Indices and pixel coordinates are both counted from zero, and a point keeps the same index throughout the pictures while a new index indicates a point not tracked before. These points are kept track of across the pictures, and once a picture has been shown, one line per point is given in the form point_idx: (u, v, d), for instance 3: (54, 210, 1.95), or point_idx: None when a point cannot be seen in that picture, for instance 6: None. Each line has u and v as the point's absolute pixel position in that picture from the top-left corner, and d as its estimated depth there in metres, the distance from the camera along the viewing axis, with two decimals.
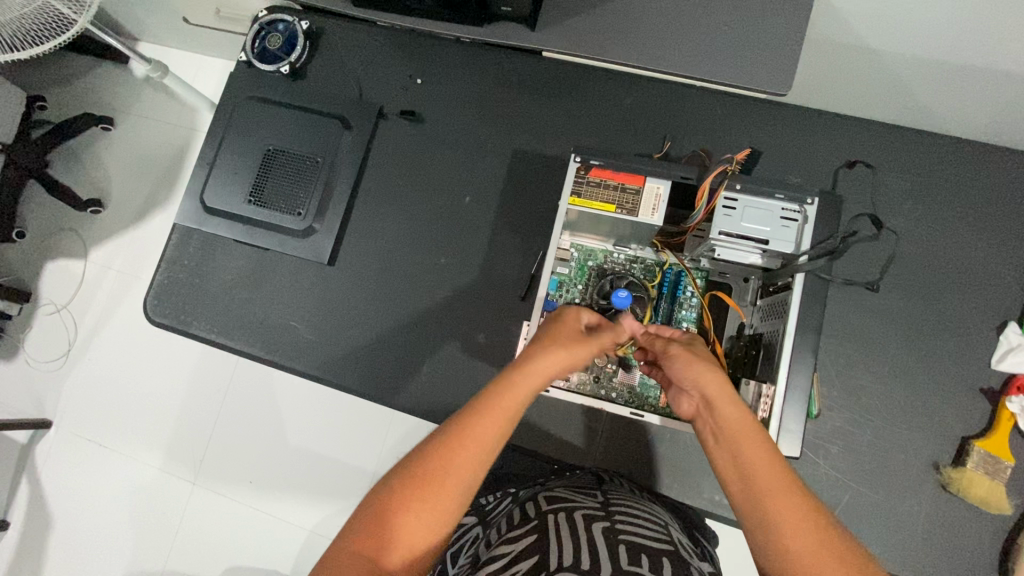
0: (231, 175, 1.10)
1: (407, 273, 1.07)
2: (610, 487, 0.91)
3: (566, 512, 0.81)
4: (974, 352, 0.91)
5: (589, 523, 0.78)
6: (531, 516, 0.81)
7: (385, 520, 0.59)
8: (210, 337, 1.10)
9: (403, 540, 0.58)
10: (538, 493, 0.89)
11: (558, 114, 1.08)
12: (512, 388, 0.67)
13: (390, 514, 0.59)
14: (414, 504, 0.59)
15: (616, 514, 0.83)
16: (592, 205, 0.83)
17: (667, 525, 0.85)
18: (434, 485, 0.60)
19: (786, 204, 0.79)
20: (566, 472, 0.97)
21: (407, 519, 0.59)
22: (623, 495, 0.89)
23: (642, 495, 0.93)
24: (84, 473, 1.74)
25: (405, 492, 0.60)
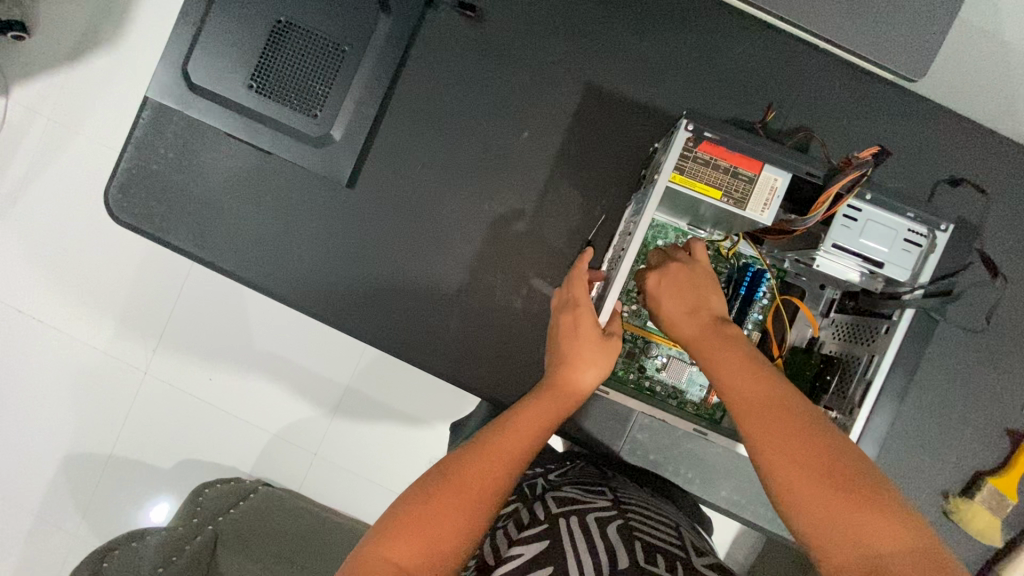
0: (229, 48, 0.86)
1: (441, 213, 0.91)
2: (618, 485, 0.87)
3: (578, 514, 0.76)
4: (1013, 395, 0.90)
5: (605, 528, 0.74)
6: (541, 517, 0.76)
7: (420, 524, 0.60)
8: (191, 252, 0.91)
9: (433, 538, 0.60)
10: (546, 491, 0.83)
11: (652, 50, 0.88)
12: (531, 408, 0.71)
13: (418, 516, 0.61)
14: (442, 502, 0.62)
15: (629, 513, 0.78)
16: (696, 186, 0.70)
17: (677, 525, 0.82)
18: (462, 489, 0.63)
19: (914, 225, 0.69)
20: (569, 468, 0.91)
21: (437, 525, 0.61)
22: (633, 495, 0.85)
23: (651, 492, 0.89)
24: (13, 351, 1.54)
25: (441, 494, 0.63)
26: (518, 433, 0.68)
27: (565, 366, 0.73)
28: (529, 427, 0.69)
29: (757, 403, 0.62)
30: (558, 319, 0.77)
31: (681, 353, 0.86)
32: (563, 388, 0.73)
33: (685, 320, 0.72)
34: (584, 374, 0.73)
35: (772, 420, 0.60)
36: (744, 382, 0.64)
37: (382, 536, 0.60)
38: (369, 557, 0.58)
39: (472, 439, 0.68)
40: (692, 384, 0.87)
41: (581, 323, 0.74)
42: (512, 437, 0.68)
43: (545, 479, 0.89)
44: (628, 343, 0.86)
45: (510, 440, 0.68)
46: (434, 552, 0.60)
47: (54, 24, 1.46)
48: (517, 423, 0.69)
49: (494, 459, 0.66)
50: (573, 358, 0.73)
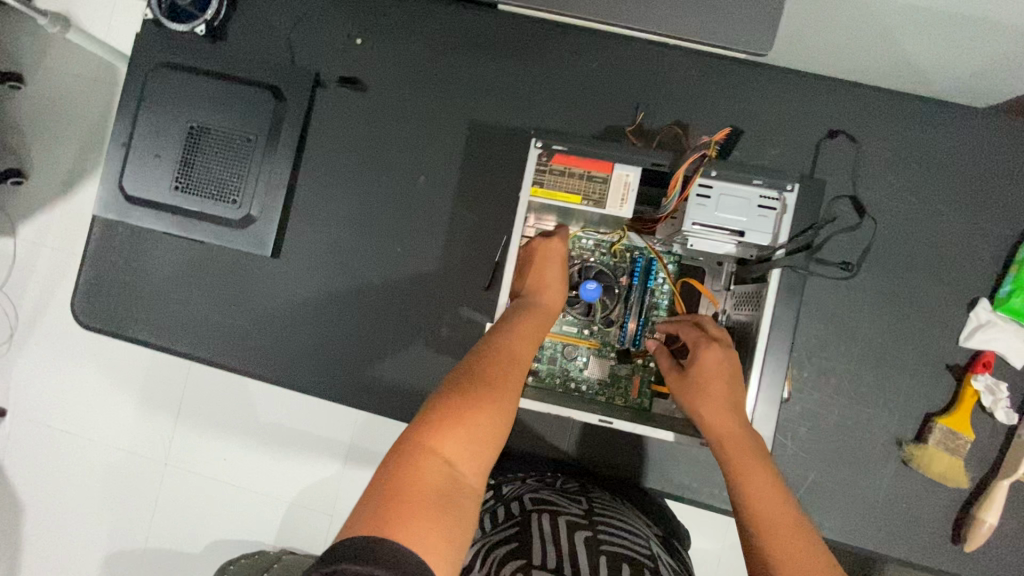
0: (153, 159, 0.99)
1: (361, 263, 0.99)
2: (596, 496, 0.86)
3: (549, 512, 0.76)
4: (944, 331, 0.89)
5: (570, 527, 0.73)
6: (513, 514, 0.77)
7: (464, 416, 0.57)
8: (150, 341, 1.01)
9: (479, 435, 0.57)
10: (524, 491, 0.85)
11: (518, 81, 0.96)
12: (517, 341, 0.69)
13: (434, 446, 0.54)
14: (454, 432, 0.56)
15: (597, 519, 0.77)
16: (557, 196, 0.75)
17: (650, 538, 0.79)
18: (473, 414, 0.57)
19: (764, 191, 0.72)
20: (551, 475, 0.93)
21: (479, 422, 0.57)
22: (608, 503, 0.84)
23: (628, 507, 0.87)
24: (48, 460, 1.67)
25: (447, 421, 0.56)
26: (528, 345, 0.68)
27: (543, 295, 0.76)
28: (535, 340, 0.69)
29: (786, 525, 0.58)
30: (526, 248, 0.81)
31: (603, 349, 0.89)
32: (547, 312, 0.74)
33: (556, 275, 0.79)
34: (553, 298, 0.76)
35: (798, 546, 0.56)
36: (773, 498, 0.61)
37: (422, 431, 0.55)
38: (416, 454, 0.53)
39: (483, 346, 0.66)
40: (618, 378, 0.89)
41: (547, 254, 0.78)
42: (523, 346, 0.68)
43: (524, 480, 0.90)
44: (549, 350, 0.89)
45: (524, 352, 0.67)
46: (479, 450, 0.56)
47: (42, 163, 1.63)
48: (525, 334, 0.69)
49: (514, 365, 0.65)
50: (547, 285, 0.77)
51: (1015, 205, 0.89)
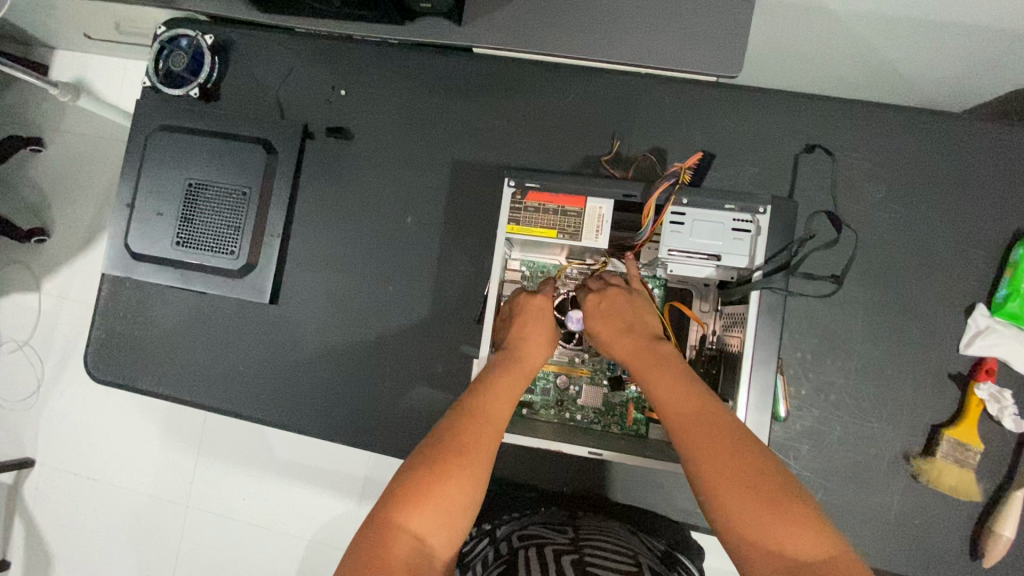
0: (154, 217, 1.03)
1: (356, 303, 1.01)
2: (584, 524, 0.84)
3: (537, 547, 0.74)
4: (943, 339, 0.87)
5: (558, 557, 0.71)
6: (502, 553, 0.74)
7: (431, 491, 0.59)
8: (158, 391, 1.04)
9: (445, 504, 0.59)
10: (512, 530, 0.82)
11: (497, 119, 0.99)
12: (494, 395, 0.70)
13: (397, 525, 0.57)
14: (420, 505, 0.58)
15: (586, 547, 0.75)
16: (534, 231, 0.76)
17: (639, 553, 0.77)
18: (437, 486, 0.59)
19: (737, 214, 0.74)
20: (540, 510, 0.90)
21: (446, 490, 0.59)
22: (597, 528, 0.83)
23: (622, 529, 0.85)
24: (74, 507, 1.71)
25: (412, 496, 0.58)
26: (499, 399, 0.70)
27: (518, 346, 0.77)
28: (508, 393, 0.71)
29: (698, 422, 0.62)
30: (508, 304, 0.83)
31: (595, 377, 0.89)
32: (523, 363, 0.75)
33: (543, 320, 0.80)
34: (534, 354, 0.77)
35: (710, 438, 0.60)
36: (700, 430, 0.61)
37: (392, 505, 0.58)
38: (384, 531, 0.56)
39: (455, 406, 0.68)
40: (612, 405, 0.89)
41: (528, 311, 0.80)
42: (495, 404, 0.69)
43: (515, 518, 0.88)
44: (542, 381, 0.90)
45: (494, 407, 0.69)
46: (448, 518, 0.59)
47: (61, 221, 1.71)
48: (497, 389, 0.71)
49: (484, 423, 0.66)
50: (523, 335, 0.78)
51: (1006, 207, 0.88)
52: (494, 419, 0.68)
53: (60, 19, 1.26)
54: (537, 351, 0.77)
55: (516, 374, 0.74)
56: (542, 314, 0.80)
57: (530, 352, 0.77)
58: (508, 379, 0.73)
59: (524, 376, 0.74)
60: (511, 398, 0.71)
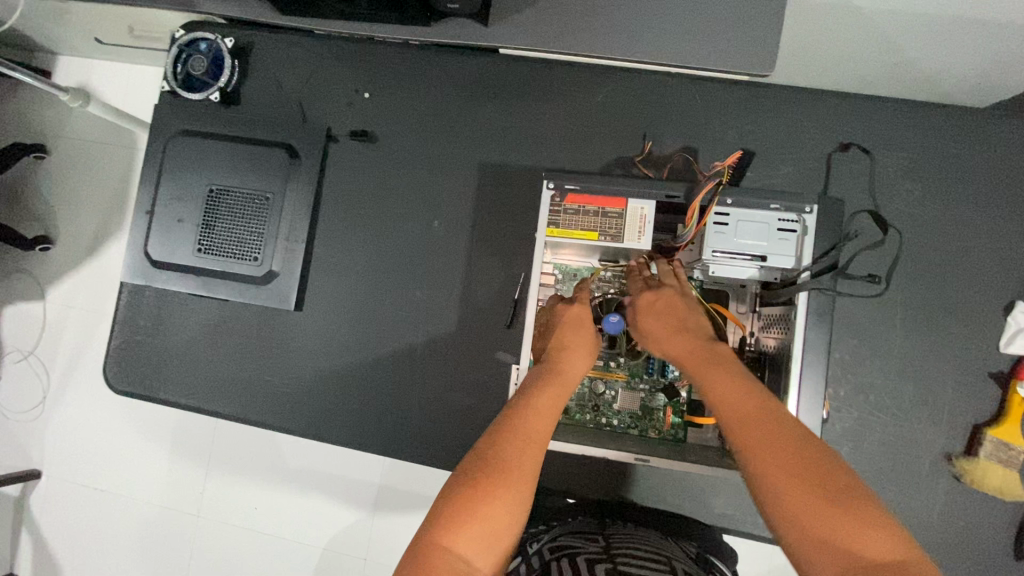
0: (175, 224, 1.01)
1: (382, 309, 0.99)
2: (613, 531, 0.81)
3: (569, 559, 0.70)
4: (983, 337, 0.86)
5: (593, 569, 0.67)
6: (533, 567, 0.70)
7: (473, 509, 0.57)
8: (180, 401, 1.02)
9: (489, 526, 0.57)
10: (540, 541, 0.79)
11: (525, 120, 0.97)
12: (534, 409, 0.68)
13: (438, 546, 0.55)
14: (462, 525, 0.56)
15: (620, 558, 0.71)
16: (574, 235, 0.75)
17: (674, 559, 0.74)
18: (479, 505, 0.57)
19: (783, 214, 0.72)
20: (567, 518, 0.87)
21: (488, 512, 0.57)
22: (628, 537, 0.79)
23: (652, 534, 0.82)
24: (84, 520, 1.68)
25: (453, 515, 0.57)
26: (539, 415, 0.67)
27: (557, 358, 0.75)
28: (548, 409, 0.68)
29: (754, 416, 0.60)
30: (543, 319, 0.82)
31: (631, 381, 0.88)
32: (563, 376, 0.73)
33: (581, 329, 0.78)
34: (574, 364, 0.75)
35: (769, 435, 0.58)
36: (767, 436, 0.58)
37: (435, 525, 0.56)
38: (426, 555, 0.54)
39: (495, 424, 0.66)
40: (649, 410, 0.88)
41: (565, 323, 0.78)
42: (535, 421, 0.67)
43: (540, 528, 0.84)
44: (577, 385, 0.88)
45: (536, 422, 0.66)
46: (491, 540, 0.56)
47: (68, 229, 1.68)
48: (536, 405, 0.68)
49: (527, 440, 0.64)
50: (562, 347, 0.76)
51: None
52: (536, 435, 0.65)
53: (71, 24, 1.24)
54: (577, 361, 0.75)
55: (555, 386, 0.71)
56: (580, 322, 0.78)
57: (570, 361, 0.75)
58: (548, 392, 0.70)
59: (565, 388, 0.72)
60: (552, 411, 0.69)
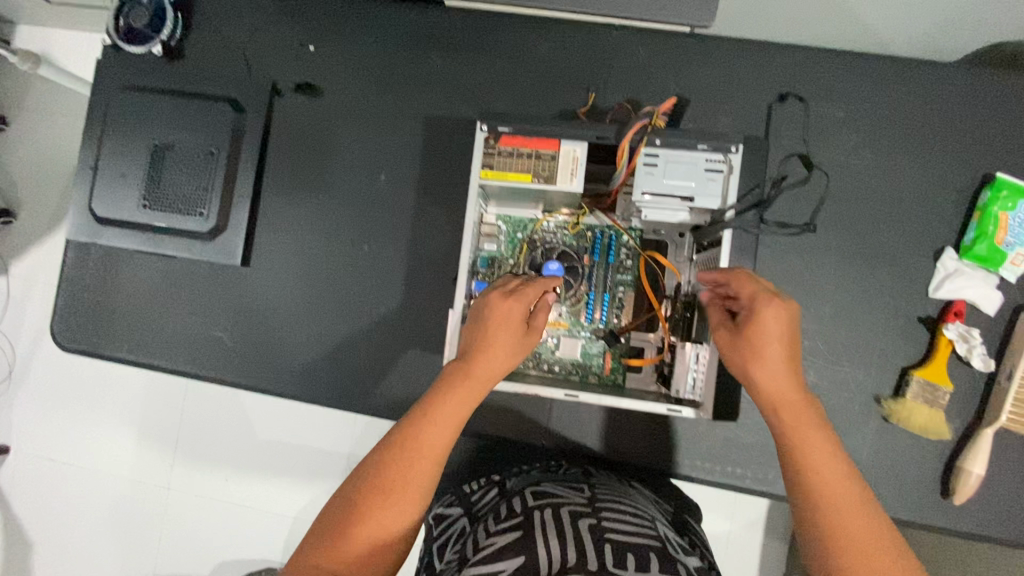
0: (118, 179, 1.00)
1: (331, 265, 1.00)
2: (599, 482, 0.82)
3: (552, 508, 0.71)
4: (913, 283, 0.89)
5: (575, 520, 0.68)
6: (515, 512, 0.71)
7: (348, 533, 0.60)
8: (130, 358, 1.02)
9: (365, 546, 0.60)
10: (525, 484, 0.80)
11: (471, 73, 0.97)
12: (437, 423, 0.66)
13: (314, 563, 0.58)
14: (337, 546, 0.59)
15: (602, 508, 0.73)
16: (508, 176, 0.75)
17: (655, 518, 0.75)
18: (358, 525, 0.60)
19: (710, 155, 0.73)
20: (552, 466, 0.88)
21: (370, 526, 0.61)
22: (613, 487, 0.81)
23: (634, 490, 0.84)
24: (51, 493, 1.67)
25: (329, 536, 0.59)
26: (437, 424, 0.66)
27: (475, 358, 0.70)
28: (449, 419, 0.66)
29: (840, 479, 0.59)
30: (475, 305, 0.74)
31: (574, 328, 0.89)
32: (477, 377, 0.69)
33: (505, 327, 0.71)
34: (492, 365, 0.70)
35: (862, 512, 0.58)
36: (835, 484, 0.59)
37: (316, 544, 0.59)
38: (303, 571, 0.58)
39: (391, 435, 0.65)
40: (590, 355, 0.89)
41: (491, 320, 0.72)
42: (433, 436, 0.65)
43: (526, 474, 0.85)
44: None
45: (433, 437, 0.65)
46: (370, 558, 0.60)
47: (26, 200, 1.65)
48: (436, 414, 0.66)
49: (418, 458, 0.64)
50: (483, 343, 0.71)
51: (975, 151, 0.89)
52: (432, 453, 0.65)
53: None
54: (497, 363, 0.70)
55: (466, 393, 0.68)
56: (504, 319, 0.72)
57: (488, 364, 0.70)
58: (456, 402, 0.67)
59: (478, 395, 0.69)
60: (456, 423, 0.67)
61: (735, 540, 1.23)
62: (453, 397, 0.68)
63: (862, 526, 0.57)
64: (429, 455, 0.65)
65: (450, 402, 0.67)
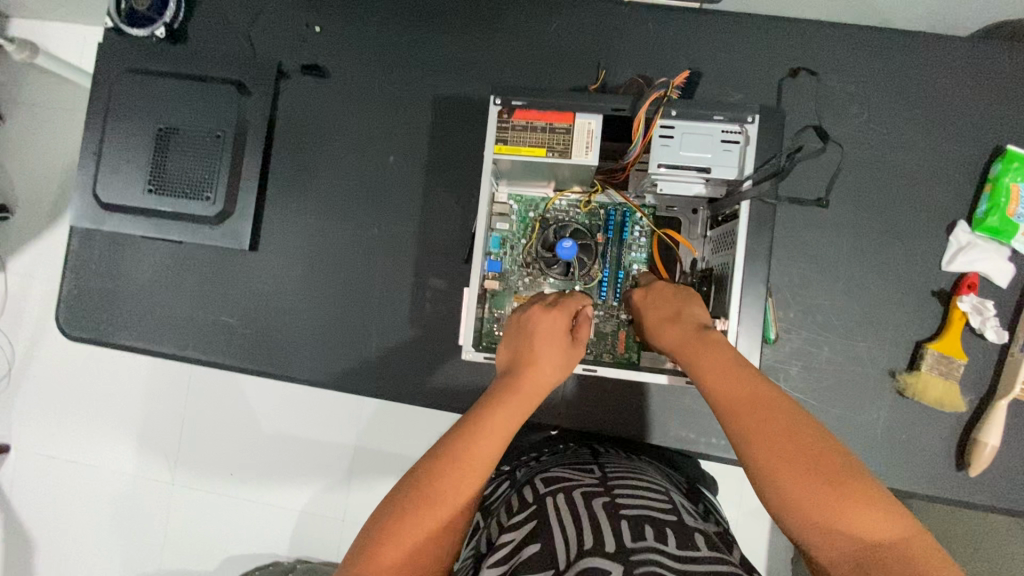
0: (124, 164, 0.98)
1: (340, 248, 0.99)
2: (607, 462, 0.81)
3: (564, 491, 0.70)
4: (926, 257, 0.89)
5: (587, 500, 0.67)
6: (527, 500, 0.70)
7: (396, 544, 0.52)
8: (137, 345, 1.01)
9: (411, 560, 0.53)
10: (534, 473, 0.79)
11: (479, 52, 0.96)
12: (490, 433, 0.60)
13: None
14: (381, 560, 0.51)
15: (615, 485, 0.72)
16: (521, 151, 0.75)
17: (668, 489, 0.74)
18: (403, 535, 0.53)
19: (726, 126, 0.73)
20: (560, 450, 0.87)
21: (404, 543, 0.53)
22: (621, 464, 0.80)
23: (644, 464, 0.84)
24: (53, 490, 1.65)
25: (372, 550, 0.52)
26: (491, 432, 0.61)
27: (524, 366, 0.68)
28: (504, 426, 0.62)
29: (746, 399, 0.57)
30: (516, 317, 0.74)
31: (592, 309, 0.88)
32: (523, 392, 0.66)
33: (552, 338, 0.71)
34: (542, 373, 0.68)
35: (780, 431, 0.53)
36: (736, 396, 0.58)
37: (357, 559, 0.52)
38: None
39: (436, 446, 0.59)
40: (603, 335, 0.89)
41: (537, 332, 0.71)
42: (485, 443, 0.60)
43: (535, 462, 0.84)
44: None
45: (487, 444, 0.59)
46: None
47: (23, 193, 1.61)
48: (490, 419, 0.62)
49: (471, 467, 0.58)
50: (529, 355, 0.69)
51: (985, 124, 0.89)
52: (484, 462, 0.59)
53: None
54: (545, 372, 0.68)
55: (516, 400, 0.64)
56: (554, 329, 0.71)
57: (537, 371, 0.68)
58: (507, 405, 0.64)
59: (528, 407, 0.66)
60: (510, 430, 0.63)
61: (746, 522, 1.23)
62: (505, 402, 0.64)
63: (771, 430, 0.53)
64: (481, 464, 0.59)
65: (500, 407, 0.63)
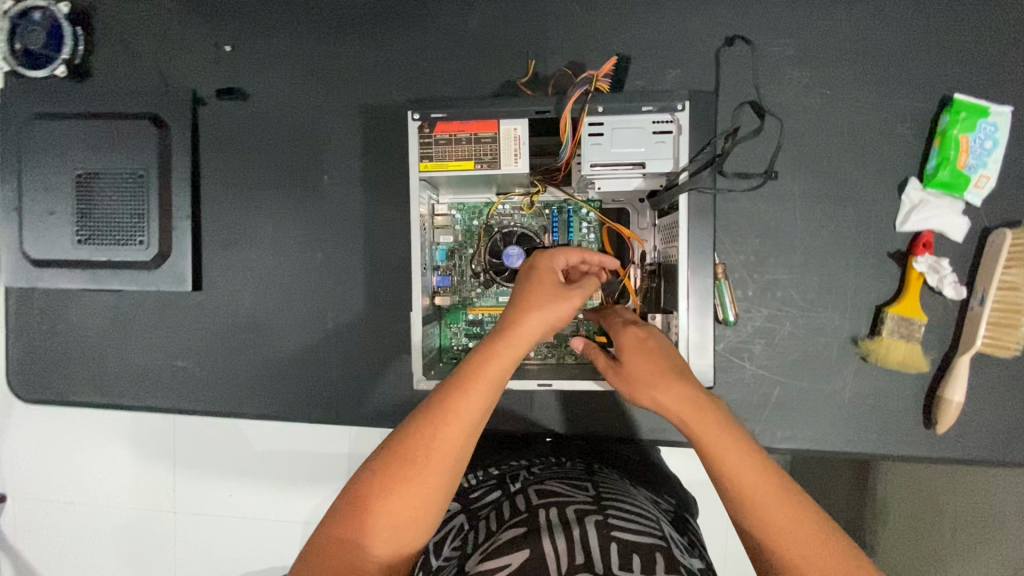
0: (48, 217, 0.93)
1: (287, 277, 0.96)
2: (602, 481, 0.79)
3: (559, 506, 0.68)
4: (880, 219, 0.87)
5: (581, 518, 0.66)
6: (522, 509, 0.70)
7: (372, 507, 0.53)
8: (97, 401, 0.99)
9: (389, 521, 0.53)
10: (530, 485, 0.78)
11: (401, 55, 0.91)
12: (471, 395, 0.58)
13: (337, 540, 0.52)
14: (359, 519, 0.53)
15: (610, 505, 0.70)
16: (448, 166, 0.71)
17: (660, 521, 0.72)
18: (383, 498, 0.54)
19: (656, 116, 0.70)
20: (555, 463, 0.86)
21: (391, 499, 0.54)
22: (614, 484, 0.79)
23: (634, 487, 0.82)
24: (55, 538, 1.65)
25: (353, 508, 0.54)
26: (473, 392, 0.58)
27: (515, 318, 0.64)
28: (488, 383, 0.59)
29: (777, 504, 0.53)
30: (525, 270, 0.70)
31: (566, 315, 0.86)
32: (507, 331, 0.62)
33: (551, 290, 0.66)
34: (532, 321, 0.63)
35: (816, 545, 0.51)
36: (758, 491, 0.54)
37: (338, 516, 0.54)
38: (324, 545, 0.52)
39: (420, 404, 0.59)
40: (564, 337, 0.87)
41: (534, 285, 0.67)
42: (466, 402, 0.57)
43: (530, 474, 0.83)
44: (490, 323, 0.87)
45: (468, 406, 0.57)
46: (394, 532, 0.53)
47: None
48: (474, 379, 0.59)
49: (449, 427, 0.56)
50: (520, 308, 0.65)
51: (930, 73, 0.86)
52: (463, 424, 0.57)
53: None
54: (537, 326, 0.63)
55: (500, 352, 0.61)
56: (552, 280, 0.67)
57: (525, 322, 0.63)
58: (488, 360, 0.60)
59: (519, 354, 0.62)
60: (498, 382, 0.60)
61: None
62: (488, 355, 0.60)
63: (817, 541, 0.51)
64: (461, 425, 0.57)
65: (481, 363, 0.60)
